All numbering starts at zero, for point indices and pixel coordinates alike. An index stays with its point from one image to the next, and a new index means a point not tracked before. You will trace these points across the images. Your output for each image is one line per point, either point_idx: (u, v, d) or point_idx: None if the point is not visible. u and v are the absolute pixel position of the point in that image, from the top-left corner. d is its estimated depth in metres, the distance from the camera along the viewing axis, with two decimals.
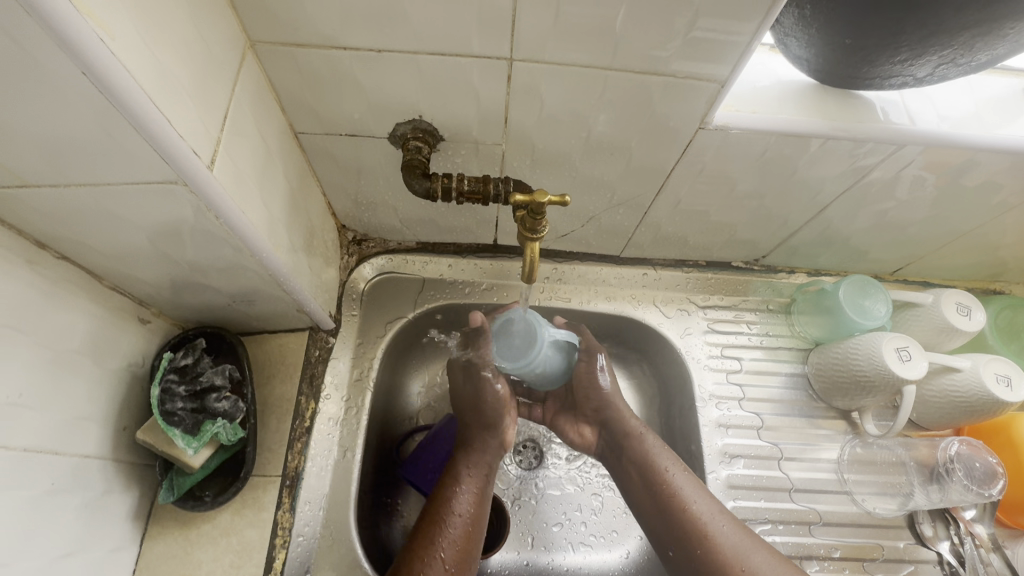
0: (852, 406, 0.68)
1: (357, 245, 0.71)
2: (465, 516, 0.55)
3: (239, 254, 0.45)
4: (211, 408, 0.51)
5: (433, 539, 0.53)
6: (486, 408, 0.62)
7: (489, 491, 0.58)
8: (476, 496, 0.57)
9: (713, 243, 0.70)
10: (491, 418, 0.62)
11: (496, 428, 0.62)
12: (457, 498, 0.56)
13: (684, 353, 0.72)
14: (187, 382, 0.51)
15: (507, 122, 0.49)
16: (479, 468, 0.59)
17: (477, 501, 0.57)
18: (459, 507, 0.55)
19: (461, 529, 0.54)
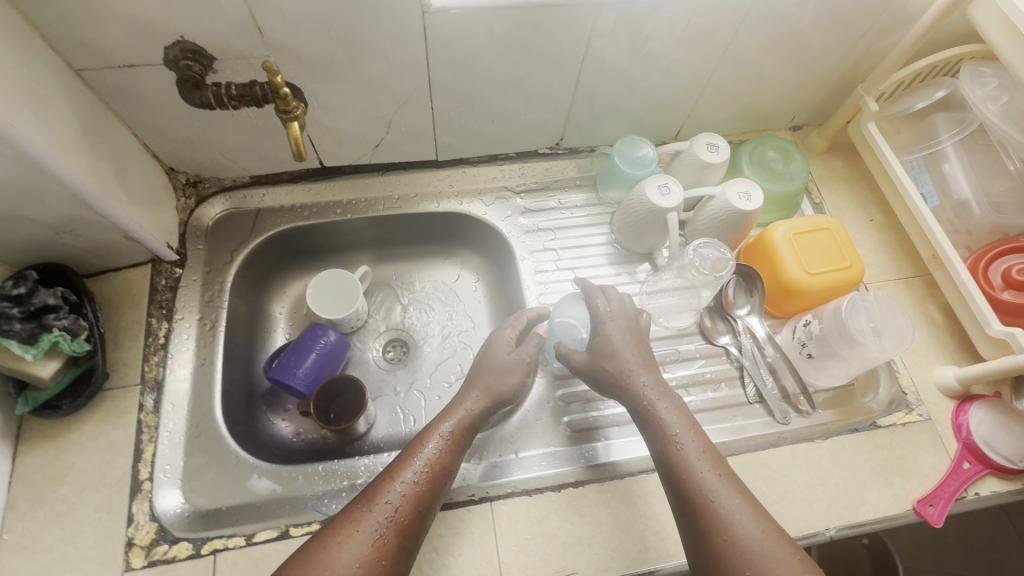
0: (648, 246, 0.81)
1: (193, 187, 0.77)
2: (401, 497, 0.53)
3: (29, 173, 0.51)
4: (50, 324, 0.58)
5: (351, 521, 0.50)
6: (492, 384, 0.67)
7: (459, 457, 0.59)
8: (420, 471, 0.55)
9: (511, 132, 0.81)
10: (489, 396, 0.66)
11: (489, 402, 0.65)
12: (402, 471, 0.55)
13: (505, 232, 0.82)
14: (21, 305, 0.57)
15: (261, 31, 0.57)
16: (433, 447, 0.58)
17: (416, 481, 0.54)
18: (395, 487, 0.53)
19: (387, 510, 0.51)
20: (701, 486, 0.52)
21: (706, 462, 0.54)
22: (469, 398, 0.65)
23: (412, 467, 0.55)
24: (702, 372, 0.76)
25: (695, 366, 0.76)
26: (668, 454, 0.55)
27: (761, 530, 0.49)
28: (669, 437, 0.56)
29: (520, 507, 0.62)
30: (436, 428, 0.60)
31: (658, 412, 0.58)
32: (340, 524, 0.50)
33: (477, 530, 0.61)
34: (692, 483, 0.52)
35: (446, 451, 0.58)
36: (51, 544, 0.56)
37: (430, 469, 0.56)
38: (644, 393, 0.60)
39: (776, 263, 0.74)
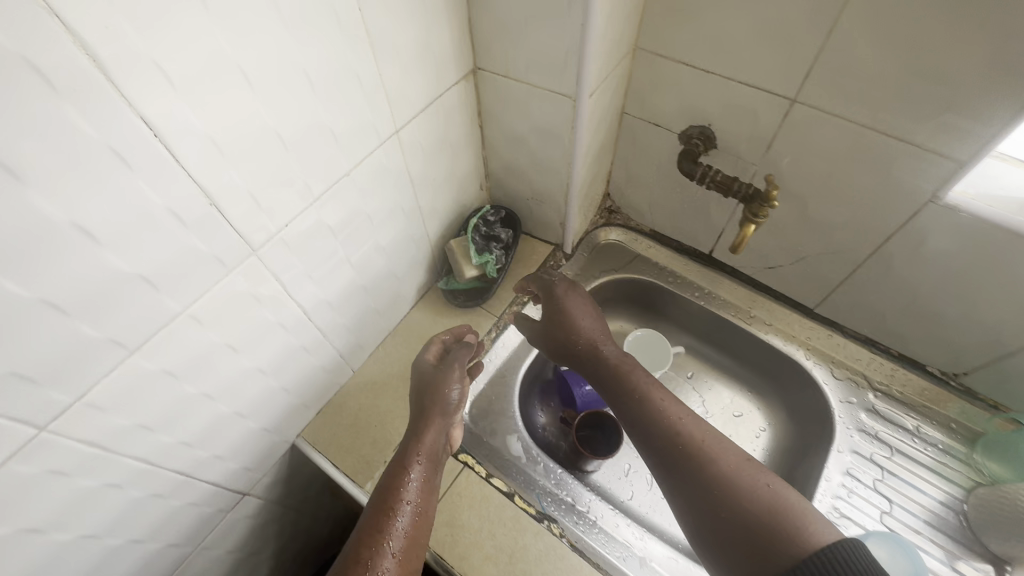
0: (1007, 553, 0.64)
1: (608, 212, 0.95)
2: (412, 504, 0.59)
3: (561, 159, 0.72)
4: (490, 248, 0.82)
5: (381, 536, 0.54)
6: (433, 402, 0.66)
7: (433, 497, 0.62)
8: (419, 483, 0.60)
9: (913, 334, 0.74)
10: (423, 415, 0.65)
11: (446, 425, 0.66)
12: (406, 483, 0.60)
13: (836, 413, 0.76)
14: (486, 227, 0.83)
15: (770, 147, 0.67)
16: (423, 459, 0.63)
17: (421, 491, 0.60)
18: (406, 496, 0.59)
19: (405, 523, 0.57)
20: (790, 511, 0.51)
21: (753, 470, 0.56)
22: (426, 432, 0.64)
23: (417, 474, 0.61)
24: None
25: None
26: (687, 435, 0.60)
27: None
28: (663, 407, 0.63)
29: None
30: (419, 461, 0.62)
31: (660, 407, 0.64)
32: (356, 554, 0.53)
33: None
34: (777, 510, 0.52)
35: (435, 463, 0.64)
36: (395, 372, 0.78)
37: (427, 479, 0.61)
38: (681, 422, 0.61)
39: None
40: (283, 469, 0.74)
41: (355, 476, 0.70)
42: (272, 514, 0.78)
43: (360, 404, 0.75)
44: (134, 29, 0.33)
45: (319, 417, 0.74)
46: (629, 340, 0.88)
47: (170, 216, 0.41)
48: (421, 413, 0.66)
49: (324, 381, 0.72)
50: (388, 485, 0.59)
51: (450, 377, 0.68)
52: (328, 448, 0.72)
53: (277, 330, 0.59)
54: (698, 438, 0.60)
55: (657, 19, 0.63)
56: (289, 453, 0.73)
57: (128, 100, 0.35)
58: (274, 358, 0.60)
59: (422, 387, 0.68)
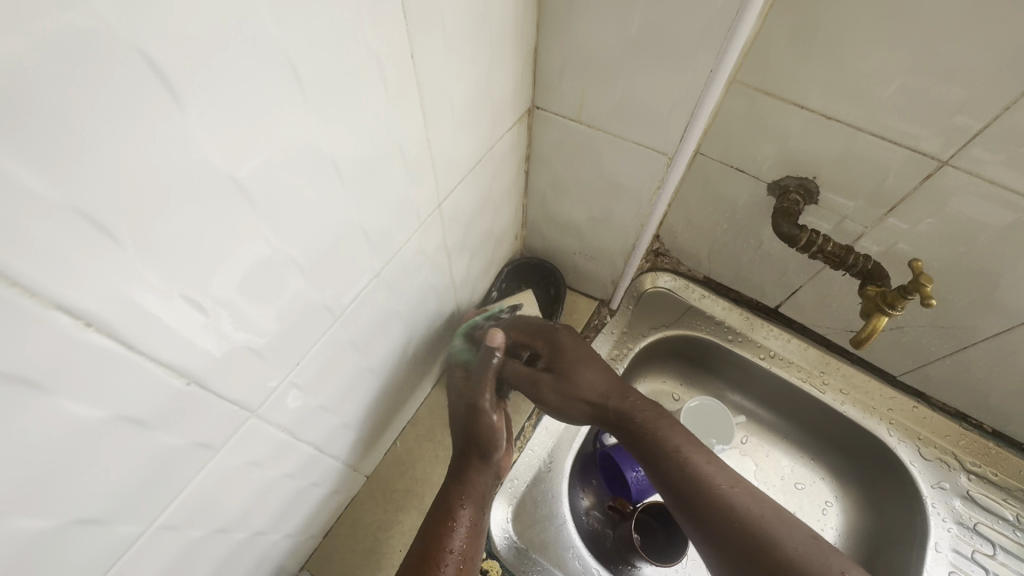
0: None
1: (654, 255, 0.81)
2: (460, 553, 0.49)
3: (632, 217, 0.57)
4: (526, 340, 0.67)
5: None
6: (478, 430, 0.57)
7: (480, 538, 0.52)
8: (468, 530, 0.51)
9: (1018, 415, 0.65)
10: (475, 446, 0.56)
11: (495, 459, 0.57)
12: (455, 528, 0.51)
13: (928, 502, 0.67)
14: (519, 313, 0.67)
15: (892, 210, 0.54)
16: (474, 502, 0.54)
17: (470, 538, 0.51)
18: (454, 544, 0.49)
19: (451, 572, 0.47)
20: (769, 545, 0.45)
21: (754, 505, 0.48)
22: (475, 462, 0.56)
23: (465, 521, 0.52)
24: None
25: None
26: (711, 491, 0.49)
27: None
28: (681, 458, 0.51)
29: None
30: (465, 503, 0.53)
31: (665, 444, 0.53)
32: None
33: None
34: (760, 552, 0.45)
35: (483, 503, 0.55)
36: (419, 475, 0.63)
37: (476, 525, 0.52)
38: (699, 469, 0.51)
39: None
40: None
41: None
42: None
43: (378, 521, 0.60)
44: (37, 168, 0.17)
45: (328, 542, 0.59)
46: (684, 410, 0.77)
47: (125, 426, 0.25)
48: (467, 444, 0.57)
49: (334, 502, 0.57)
50: (433, 533, 0.50)
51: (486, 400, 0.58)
52: None
53: (281, 482, 0.43)
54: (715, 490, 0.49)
55: (775, 49, 0.49)
56: None
57: (33, 288, 0.18)
58: (276, 512, 0.45)
59: (461, 412, 0.59)
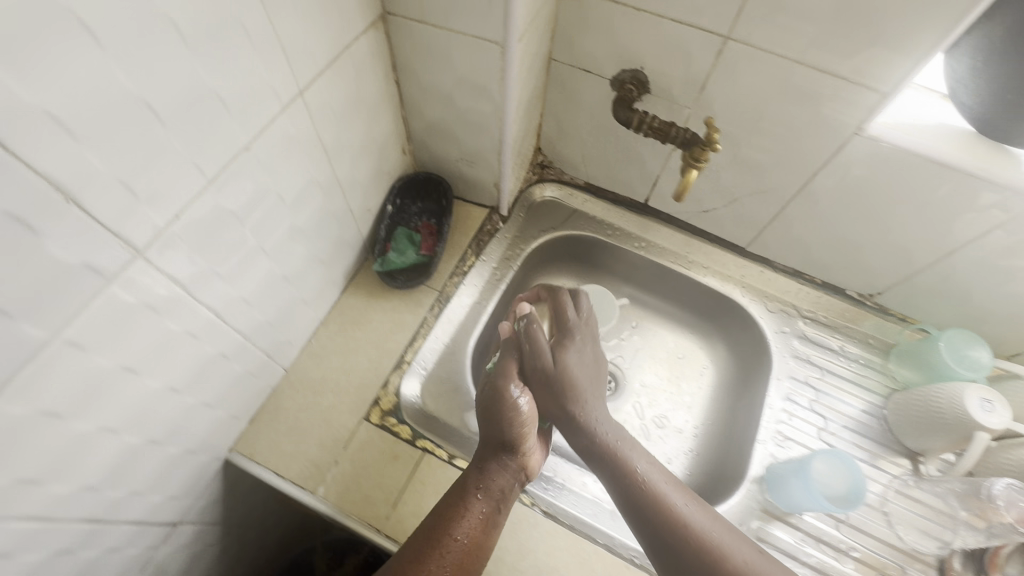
0: (920, 446, 0.72)
1: (541, 168, 0.91)
2: (465, 541, 0.56)
3: (492, 113, 0.66)
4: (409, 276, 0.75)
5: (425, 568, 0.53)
6: (514, 440, 0.63)
7: (491, 529, 0.59)
8: (478, 524, 0.58)
9: (835, 263, 0.79)
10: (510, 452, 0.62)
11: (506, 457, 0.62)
12: (463, 520, 0.57)
13: (772, 344, 0.81)
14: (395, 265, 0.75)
15: (703, 89, 0.65)
16: (487, 500, 0.60)
17: (478, 528, 0.58)
18: (459, 532, 0.56)
19: (454, 557, 0.55)
20: (692, 530, 0.56)
21: (697, 512, 0.57)
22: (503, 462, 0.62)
23: (474, 513, 0.58)
24: None
25: None
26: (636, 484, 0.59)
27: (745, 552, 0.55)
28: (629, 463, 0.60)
29: None
30: (480, 495, 0.59)
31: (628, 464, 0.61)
32: (406, 571, 0.53)
33: None
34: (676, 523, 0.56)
35: (499, 502, 0.60)
36: (333, 365, 0.71)
37: (487, 516, 0.59)
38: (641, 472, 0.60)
39: None
40: (217, 487, 0.66)
41: (303, 483, 0.64)
42: (212, 537, 0.70)
43: (297, 405, 0.68)
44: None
45: (252, 426, 0.66)
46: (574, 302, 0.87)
47: (14, 224, 0.32)
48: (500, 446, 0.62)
49: (251, 387, 0.64)
50: (443, 525, 0.56)
51: (522, 418, 0.64)
52: (268, 459, 0.65)
53: (185, 340, 0.50)
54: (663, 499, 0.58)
55: None
56: (222, 470, 0.65)
57: None
58: (186, 373, 0.52)
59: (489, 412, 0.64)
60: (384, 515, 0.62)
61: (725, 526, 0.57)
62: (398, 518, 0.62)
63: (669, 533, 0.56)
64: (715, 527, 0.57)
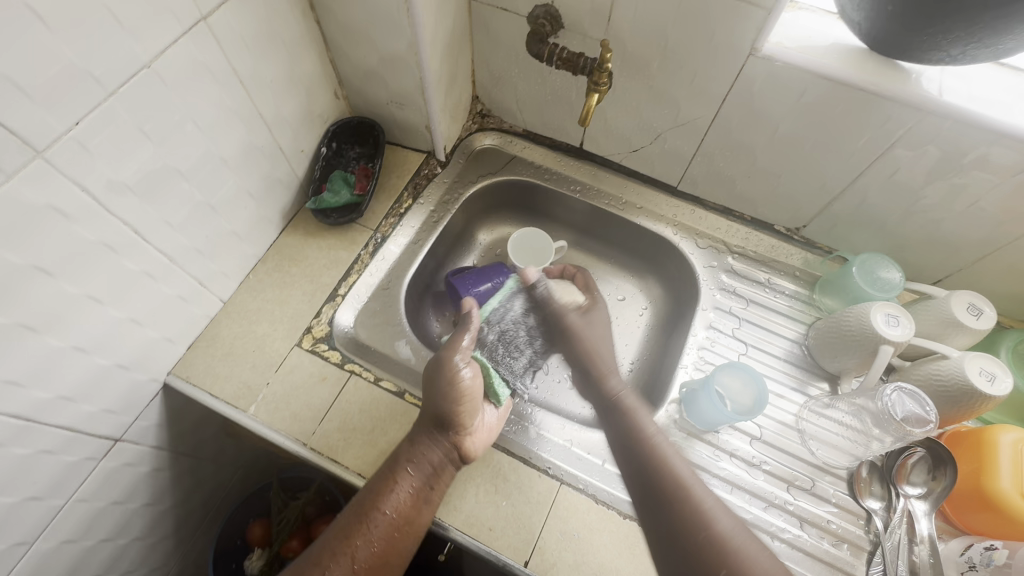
0: (838, 368, 0.74)
1: (480, 117, 0.94)
2: (392, 515, 0.58)
3: (408, 48, 0.69)
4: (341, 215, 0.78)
5: (350, 538, 0.57)
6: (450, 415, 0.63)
7: (421, 506, 0.60)
8: (407, 499, 0.59)
9: (759, 196, 0.81)
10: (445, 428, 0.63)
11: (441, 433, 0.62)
12: (390, 495, 0.59)
13: (701, 277, 0.83)
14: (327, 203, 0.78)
15: (610, 19, 0.68)
16: (419, 476, 0.60)
17: (407, 504, 0.59)
18: (386, 506, 0.58)
19: (379, 531, 0.58)
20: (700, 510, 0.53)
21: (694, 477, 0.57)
22: (437, 439, 0.62)
23: (403, 490, 0.59)
24: (829, 520, 0.66)
25: (824, 509, 0.67)
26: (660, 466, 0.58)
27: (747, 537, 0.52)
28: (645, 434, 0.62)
29: (581, 505, 0.63)
30: (408, 472, 0.60)
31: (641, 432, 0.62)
32: (335, 543, 0.57)
33: (538, 496, 0.64)
34: (687, 502, 0.54)
35: (433, 476, 0.61)
36: (269, 297, 0.75)
37: (417, 494, 0.59)
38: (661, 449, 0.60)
39: (984, 466, 0.60)
40: (160, 410, 0.70)
41: (236, 403, 0.68)
42: (159, 461, 0.74)
43: (234, 333, 0.72)
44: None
45: (190, 352, 0.70)
46: (511, 244, 0.89)
47: None
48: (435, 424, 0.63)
49: (185, 314, 0.68)
50: (372, 498, 0.59)
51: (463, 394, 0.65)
52: (203, 381, 0.69)
53: (102, 252, 0.54)
54: (672, 472, 0.57)
55: None
56: (163, 394, 0.69)
57: None
58: (107, 286, 0.55)
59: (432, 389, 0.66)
60: (309, 431, 0.66)
61: (713, 493, 0.56)
62: (323, 433, 0.66)
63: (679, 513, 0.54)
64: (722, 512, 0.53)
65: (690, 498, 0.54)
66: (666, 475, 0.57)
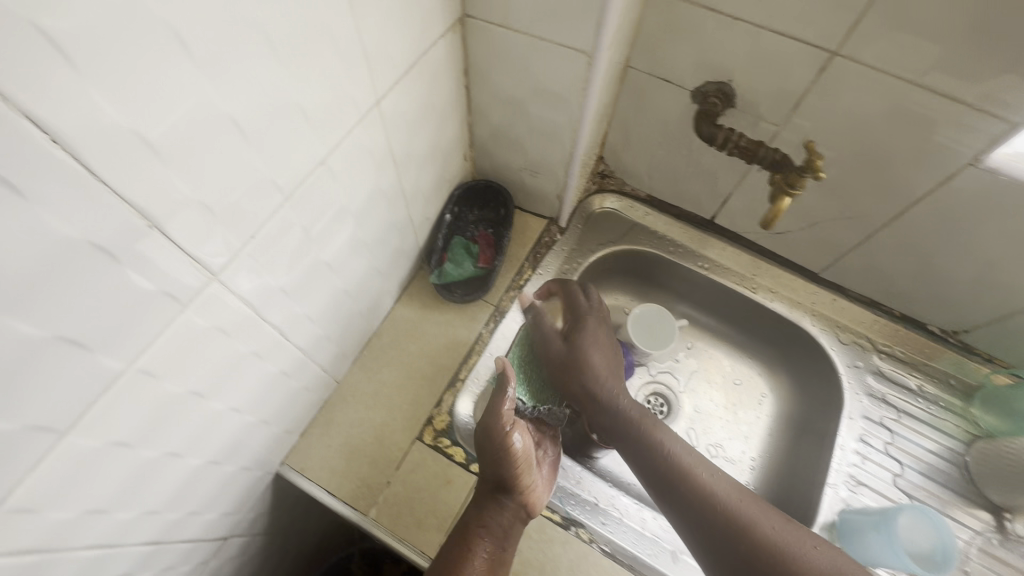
0: (1008, 502, 0.66)
1: (601, 177, 0.86)
2: None
3: (566, 124, 0.62)
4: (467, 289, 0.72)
5: None
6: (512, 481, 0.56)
7: (502, 565, 0.56)
8: (487, 563, 0.54)
9: (921, 296, 0.73)
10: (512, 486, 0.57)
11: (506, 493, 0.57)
12: (471, 560, 0.54)
13: (845, 380, 0.76)
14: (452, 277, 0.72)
15: (797, 106, 0.60)
16: (493, 538, 0.56)
17: (489, 567, 0.54)
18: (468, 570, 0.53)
19: None
20: (758, 530, 0.53)
21: (729, 488, 0.57)
22: (504, 499, 0.57)
23: (484, 551, 0.55)
24: None
25: None
26: (671, 476, 0.58)
27: (800, 542, 0.52)
28: (658, 446, 0.60)
29: None
30: (484, 535, 0.55)
31: (666, 452, 0.60)
32: None
33: None
34: (739, 524, 0.54)
35: (505, 535, 0.57)
36: (386, 379, 0.69)
37: (497, 555, 0.55)
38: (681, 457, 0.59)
39: None
40: (266, 499, 0.64)
41: (354, 503, 0.62)
42: (257, 547, 0.69)
43: (350, 419, 0.66)
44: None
45: (304, 439, 0.64)
46: (631, 320, 0.82)
47: (95, 254, 0.29)
48: (495, 479, 0.58)
49: (305, 401, 0.62)
50: (451, 562, 0.54)
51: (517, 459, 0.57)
52: (319, 475, 0.63)
53: (250, 360, 0.47)
54: (705, 489, 0.56)
55: None
56: (273, 483, 0.64)
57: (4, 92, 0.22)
58: (247, 392, 0.49)
59: (483, 450, 0.59)
60: (437, 544, 0.60)
61: (736, 488, 0.57)
62: None
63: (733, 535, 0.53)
64: (785, 527, 0.53)
65: (734, 515, 0.54)
66: (687, 483, 0.57)
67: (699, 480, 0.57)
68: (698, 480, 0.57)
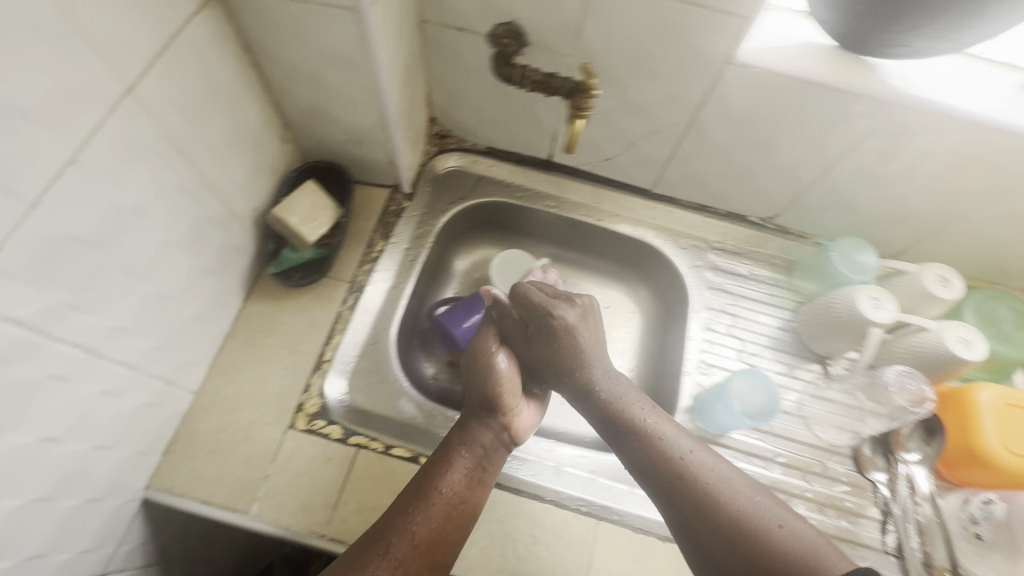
0: (826, 350, 0.78)
1: (439, 138, 0.88)
2: (449, 495, 0.56)
3: (364, 85, 0.62)
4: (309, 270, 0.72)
5: (396, 521, 0.53)
6: (498, 396, 0.63)
7: (477, 486, 0.58)
8: (462, 479, 0.57)
9: (734, 191, 0.82)
10: (496, 407, 0.63)
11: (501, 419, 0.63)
12: (446, 473, 0.57)
13: (689, 281, 0.83)
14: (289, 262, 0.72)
15: (578, 34, 0.64)
16: (472, 454, 0.60)
17: (461, 483, 0.57)
18: (443, 483, 0.56)
19: (441, 507, 0.55)
20: (735, 508, 0.49)
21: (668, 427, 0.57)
22: (485, 421, 0.63)
23: (457, 469, 0.58)
24: (842, 498, 0.70)
25: (836, 488, 0.70)
26: (653, 454, 0.55)
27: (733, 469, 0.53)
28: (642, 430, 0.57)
29: (619, 537, 0.63)
30: (462, 451, 0.59)
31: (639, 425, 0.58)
32: (378, 535, 0.52)
33: (577, 538, 0.63)
34: (709, 503, 0.50)
35: (490, 456, 0.61)
36: (247, 378, 0.67)
37: (470, 473, 0.58)
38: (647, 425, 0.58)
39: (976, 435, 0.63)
40: (142, 529, 0.62)
41: (233, 505, 0.61)
42: None
43: (215, 425, 0.64)
44: None
45: (167, 458, 0.62)
46: (495, 270, 0.86)
47: None
48: (476, 407, 0.64)
49: (155, 418, 0.59)
50: (426, 480, 0.57)
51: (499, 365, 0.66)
52: (190, 488, 0.61)
53: (53, 384, 0.45)
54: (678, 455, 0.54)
55: None
56: (144, 510, 0.61)
57: None
58: (64, 418, 0.47)
59: (474, 389, 0.65)
60: (325, 520, 0.60)
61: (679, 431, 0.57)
62: (341, 518, 0.61)
63: (711, 524, 0.49)
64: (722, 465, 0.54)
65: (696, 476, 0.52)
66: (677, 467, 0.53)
67: (714, 485, 0.51)
68: (709, 486, 0.51)
